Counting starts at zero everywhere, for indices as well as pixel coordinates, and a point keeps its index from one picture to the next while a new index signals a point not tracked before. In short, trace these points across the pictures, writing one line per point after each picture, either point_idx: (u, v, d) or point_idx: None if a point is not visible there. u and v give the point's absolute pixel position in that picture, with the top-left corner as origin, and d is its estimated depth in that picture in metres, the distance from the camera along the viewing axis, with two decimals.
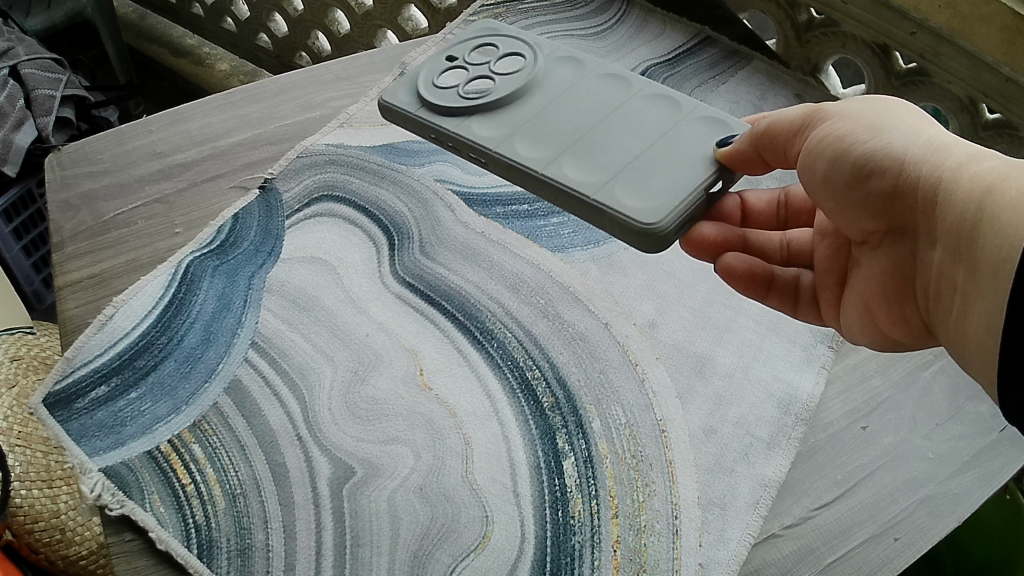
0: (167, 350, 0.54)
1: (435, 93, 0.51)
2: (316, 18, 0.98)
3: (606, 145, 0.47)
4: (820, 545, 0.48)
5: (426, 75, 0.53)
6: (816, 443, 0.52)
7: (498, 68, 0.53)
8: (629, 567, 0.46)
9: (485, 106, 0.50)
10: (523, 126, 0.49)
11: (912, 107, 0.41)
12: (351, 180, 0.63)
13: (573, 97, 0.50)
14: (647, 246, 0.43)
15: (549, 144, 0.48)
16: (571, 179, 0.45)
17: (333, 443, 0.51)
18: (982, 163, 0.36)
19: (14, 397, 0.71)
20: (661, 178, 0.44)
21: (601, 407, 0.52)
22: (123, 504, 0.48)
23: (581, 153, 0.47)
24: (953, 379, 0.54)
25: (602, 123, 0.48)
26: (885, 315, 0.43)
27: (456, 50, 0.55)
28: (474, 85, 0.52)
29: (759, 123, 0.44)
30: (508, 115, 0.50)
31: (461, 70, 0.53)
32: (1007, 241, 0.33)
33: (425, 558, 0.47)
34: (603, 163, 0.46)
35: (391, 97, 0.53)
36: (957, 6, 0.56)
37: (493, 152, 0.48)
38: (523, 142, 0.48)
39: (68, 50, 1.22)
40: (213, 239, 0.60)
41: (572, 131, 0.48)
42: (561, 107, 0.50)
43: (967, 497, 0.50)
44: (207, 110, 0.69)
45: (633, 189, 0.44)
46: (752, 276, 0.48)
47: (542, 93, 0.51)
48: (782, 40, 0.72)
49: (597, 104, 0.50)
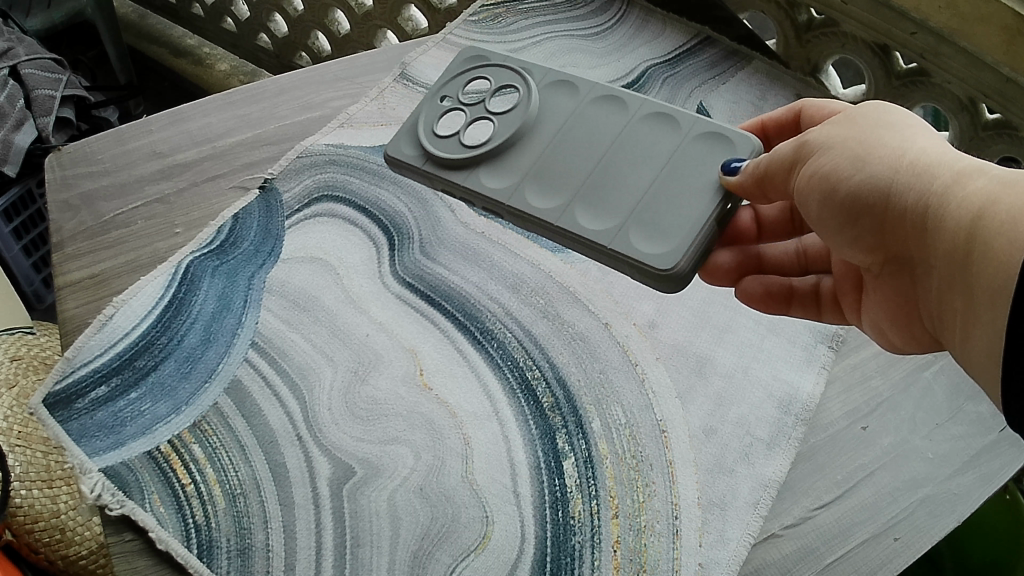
0: (167, 350, 0.54)
1: (438, 145, 0.51)
2: (316, 18, 0.98)
3: (615, 185, 0.46)
4: (820, 545, 0.48)
5: (425, 124, 0.52)
6: (815, 443, 0.52)
7: (494, 103, 0.51)
8: (630, 567, 0.47)
9: (490, 153, 0.49)
10: (530, 170, 0.48)
11: (898, 116, 0.40)
12: (351, 180, 0.63)
13: (573, 129, 0.49)
14: (665, 288, 0.44)
15: (560, 189, 0.47)
16: (584, 228, 0.45)
17: (333, 443, 0.51)
18: (969, 185, 0.35)
19: (14, 397, 0.71)
20: (673, 218, 0.45)
21: (601, 407, 0.52)
22: (123, 504, 0.48)
23: (589, 197, 0.46)
24: (953, 378, 0.54)
25: (606, 157, 0.47)
26: (904, 324, 0.43)
27: (450, 89, 0.54)
28: (475, 130, 0.50)
29: (751, 165, 0.44)
30: (515, 157, 0.49)
31: (458, 113, 0.52)
32: (1000, 270, 0.33)
33: (425, 558, 0.47)
34: (615, 206, 0.46)
35: (396, 151, 0.52)
36: (957, 6, 0.56)
37: (505, 205, 0.48)
38: (533, 190, 0.48)
39: (68, 50, 1.22)
40: (213, 239, 0.60)
41: (579, 171, 0.47)
42: (563, 144, 0.49)
43: (967, 497, 0.50)
44: (207, 110, 0.69)
45: (646, 232, 0.44)
46: (768, 296, 0.50)
47: (541, 125, 0.50)
48: (782, 40, 0.72)
49: (596, 133, 0.49)
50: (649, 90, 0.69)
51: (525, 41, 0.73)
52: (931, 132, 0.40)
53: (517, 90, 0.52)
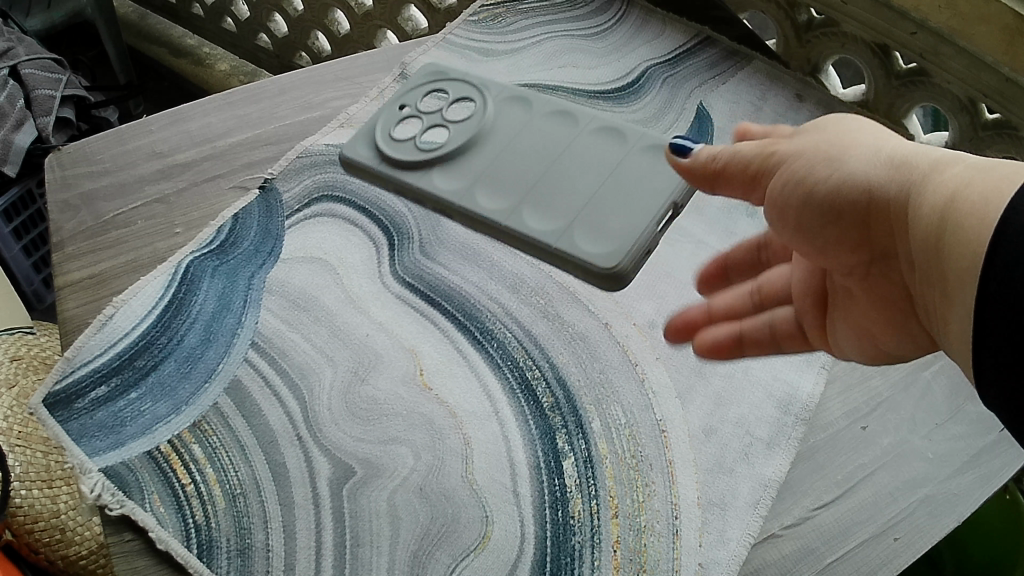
0: (167, 350, 0.54)
1: (394, 147, 0.53)
2: (316, 18, 0.98)
3: (563, 188, 0.49)
4: (820, 545, 0.48)
5: (383, 128, 0.55)
6: (815, 443, 0.52)
7: (451, 111, 0.55)
8: (629, 566, 0.46)
9: (444, 156, 0.52)
10: (483, 171, 0.51)
11: (863, 125, 0.42)
12: (351, 180, 0.63)
13: (527, 138, 0.52)
14: (607, 286, 0.47)
15: (510, 189, 0.50)
16: (531, 229, 0.48)
17: (333, 443, 0.51)
18: (945, 170, 0.35)
19: (15, 397, 0.71)
20: (616, 222, 0.48)
21: (601, 407, 0.52)
22: (123, 504, 0.48)
23: (538, 199, 0.49)
24: (952, 379, 0.54)
25: (555, 164, 0.51)
26: (886, 322, 0.43)
27: (408, 97, 0.57)
28: (432, 135, 0.53)
29: (706, 153, 0.44)
30: (470, 160, 0.52)
31: (415, 120, 0.55)
32: (972, 244, 0.32)
33: (425, 558, 0.47)
34: (561, 209, 0.48)
35: (352, 152, 0.55)
36: (957, 6, 0.56)
37: (458, 205, 0.50)
38: (485, 193, 0.50)
39: (69, 50, 1.22)
40: (213, 239, 0.60)
41: (530, 176, 0.50)
42: (514, 153, 0.52)
43: (967, 497, 0.50)
44: (207, 110, 0.69)
45: (592, 232, 0.47)
46: (725, 344, 0.49)
47: (497, 131, 0.53)
48: (782, 41, 0.72)
49: (546, 143, 0.52)
50: (649, 90, 0.69)
51: (525, 41, 0.73)
52: (898, 136, 0.41)
53: (473, 102, 0.55)
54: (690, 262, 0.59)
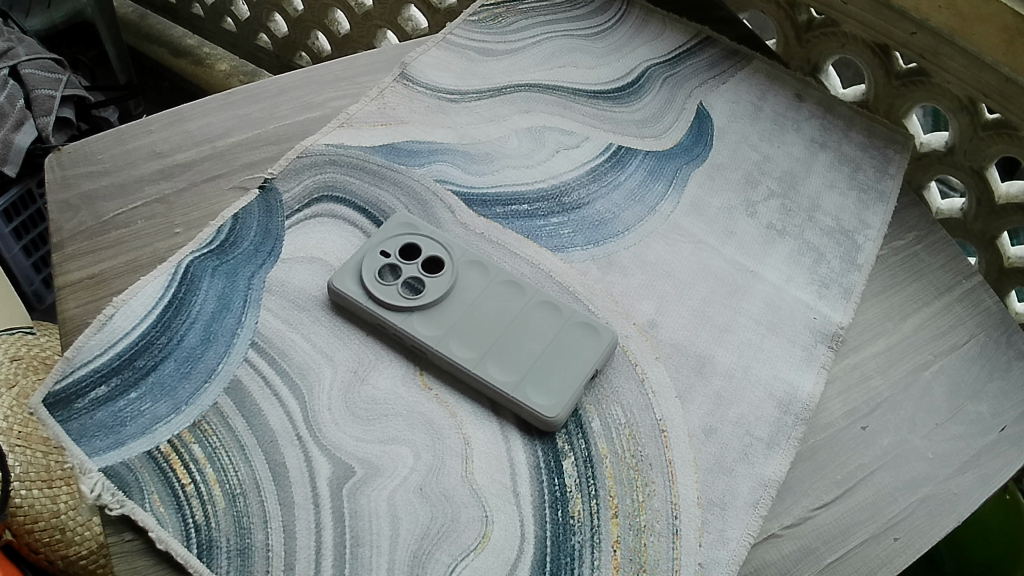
0: (167, 351, 0.54)
1: (379, 291, 0.55)
2: (316, 18, 0.98)
3: (524, 349, 0.52)
4: (820, 545, 0.49)
5: (368, 270, 0.56)
6: (815, 443, 0.52)
7: (426, 263, 0.56)
8: (629, 566, 0.47)
9: (424, 305, 0.54)
10: (455, 323, 0.54)
11: None
12: (351, 180, 0.63)
13: (493, 293, 0.55)
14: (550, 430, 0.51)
15: (478, 343, 0.53)
16: (494, 378, 0.52)
17: (333, 443, 0.51)
18: None
19: (15, 396, 0.72)
20: (561, 377, 0.51)
21: (601, 407, 0.52)
22: (123, 504, 0.48)
23: (501, 357, 0.52)
24: (951, 380, 0.56)
25: (515, 322, 0.54)
26: None
27: (386, 242, 0.58)
28: (410, 287, 0.55)
29: None
30: (444, 310, 0.54)
31: (394, 266, 0.56)
32: None
33: (425, 558, 0.47)
34: (518, 362, 0.52)
35: (340, 284, 0.55)
36: (957, 6, 0.56)
37: (433, 350, 0.53)
38: (457, 343, 0.53)
39: (69, 50, 1.22)
40: (213, 239, 0.60)
41: (497, 335, 0.53)
42: (482, 306, 0.54)
43: (966, 497, 0.51)
44: (208, 110, 0.69)
45: (547, 394, 0.51)
46: None
47: (463, 282, 0.56)
48: (782, 41, 0.72)
49: (502, 308, 0.54)
50: (649, 90, 0.69)
51: (525, 41, 0.72)
52: None
53: (438, 252, 0.57)
54: (689, 262, 0.59)
